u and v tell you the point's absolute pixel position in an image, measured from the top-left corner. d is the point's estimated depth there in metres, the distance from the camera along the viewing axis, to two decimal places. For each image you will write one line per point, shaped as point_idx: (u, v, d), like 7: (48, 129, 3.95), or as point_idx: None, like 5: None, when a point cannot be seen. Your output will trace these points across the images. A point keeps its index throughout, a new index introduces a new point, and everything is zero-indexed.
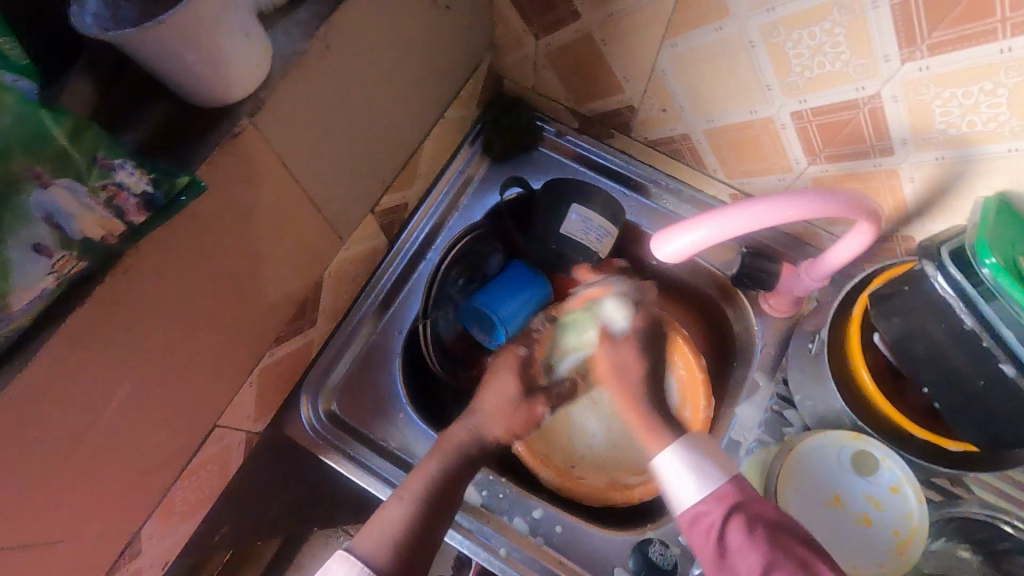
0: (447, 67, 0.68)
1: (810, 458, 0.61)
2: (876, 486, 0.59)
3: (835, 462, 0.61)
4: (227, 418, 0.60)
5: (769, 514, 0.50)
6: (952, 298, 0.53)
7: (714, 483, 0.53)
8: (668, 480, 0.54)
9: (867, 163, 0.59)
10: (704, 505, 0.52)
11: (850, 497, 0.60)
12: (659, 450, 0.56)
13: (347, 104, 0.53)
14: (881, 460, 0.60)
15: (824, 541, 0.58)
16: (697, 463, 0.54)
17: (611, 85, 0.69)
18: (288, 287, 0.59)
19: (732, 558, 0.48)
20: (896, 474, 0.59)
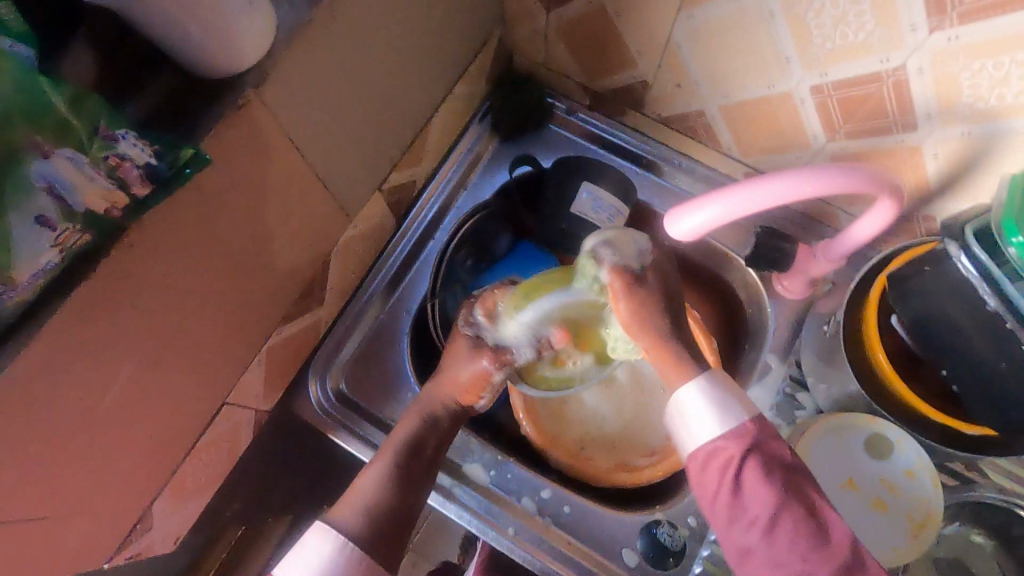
0: (455, 41, 0.67)
1: (825, 440, 0.60)
2: (891, 469, 0.59)
3: (848, 447, 0.60)
4: (236, 394, 0.60)
5: (785, 455, 0.49)
6: (975, 277, 0.51)
7: (733, 421, 0.50)
8: (682, 416, 0.52)
9: (888, 139, 0.58)
10: (722, 441, 0.49)
11: (865, 481, 0.59)
12: (680, 384, 0.52)
13: (353, 77, 0.52)
14: (897, 443, 0.59)
15: None
16: (720, 399, 0.51)
17: (624, 59, 0.68)
18: (295, 266, 0.58)
19: (744, 495, 0.47)
20: (912, 457, 0.58)
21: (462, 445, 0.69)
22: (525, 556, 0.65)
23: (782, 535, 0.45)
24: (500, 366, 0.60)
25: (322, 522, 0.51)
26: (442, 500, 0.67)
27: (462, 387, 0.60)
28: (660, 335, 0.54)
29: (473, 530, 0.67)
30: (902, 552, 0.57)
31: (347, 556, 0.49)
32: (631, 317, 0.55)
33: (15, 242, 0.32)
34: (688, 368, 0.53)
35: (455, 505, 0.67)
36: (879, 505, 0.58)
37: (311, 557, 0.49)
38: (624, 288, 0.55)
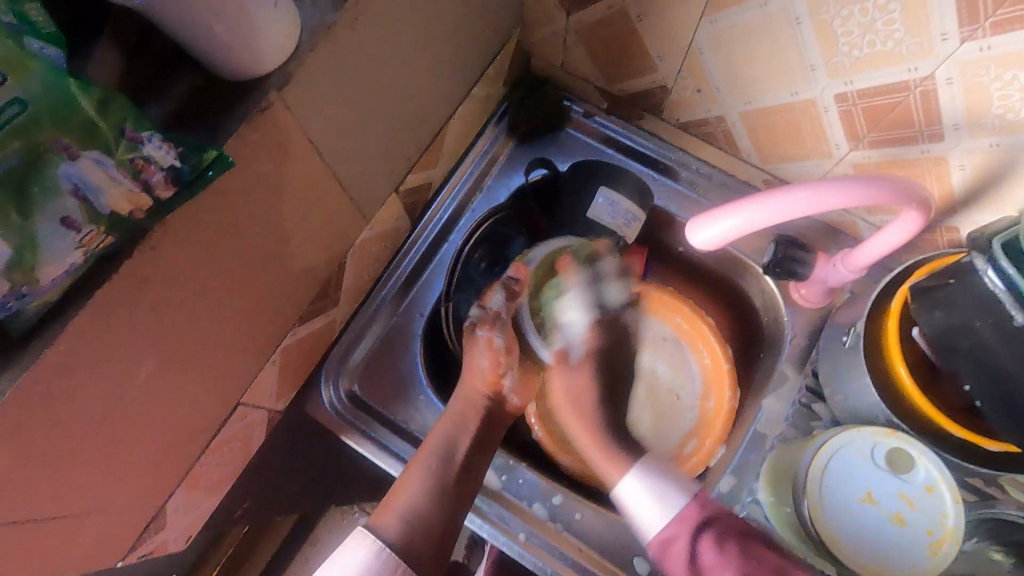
0: (474, 44, 0.66)
1: (842, 454, 0.59)
2: (910, 485, 0.58)
3: (868, 460, 0.59)
4: (250, 395, 0.60)
5: (738, 525, 0.54)
6: (1002, 293, 0.50)
7: (675, 505, 0.55)
8: (632, 510, 0.57)
9: (913, 149, 0.57)
10: (671, 527, 0.54)
11: (883, 496, 0.58)
12: (618, 478, 0.59)
13: (374, 79, 0.52)
14: (916, 458, 0.58)
15: (856, 540, 0.57)
16: (656, 486, 0.57)
17: (644, 63, 0.67)
18: (312, 267, 0.58)
19: (704, 574, 0.51)
20: (932, 472, 0.57)
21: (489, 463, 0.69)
22: (536, 564, 0.64)
23: None
24: (493, 329, 0.67)
25: (362, 530, 0.54)
26: None
27: (487, 379, 0.65)
28: (596, 438, 0.64)
29: (483, 535, 0.66)
30: (922, 568, 0.56)
31: (384, 560, 0.52)
32: (567, 389, 0.68)
33: (40, 241, 0.32)
34: (627, 462, 0.60)
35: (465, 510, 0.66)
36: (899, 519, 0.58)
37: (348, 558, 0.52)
38: (570, 405, 0.67)
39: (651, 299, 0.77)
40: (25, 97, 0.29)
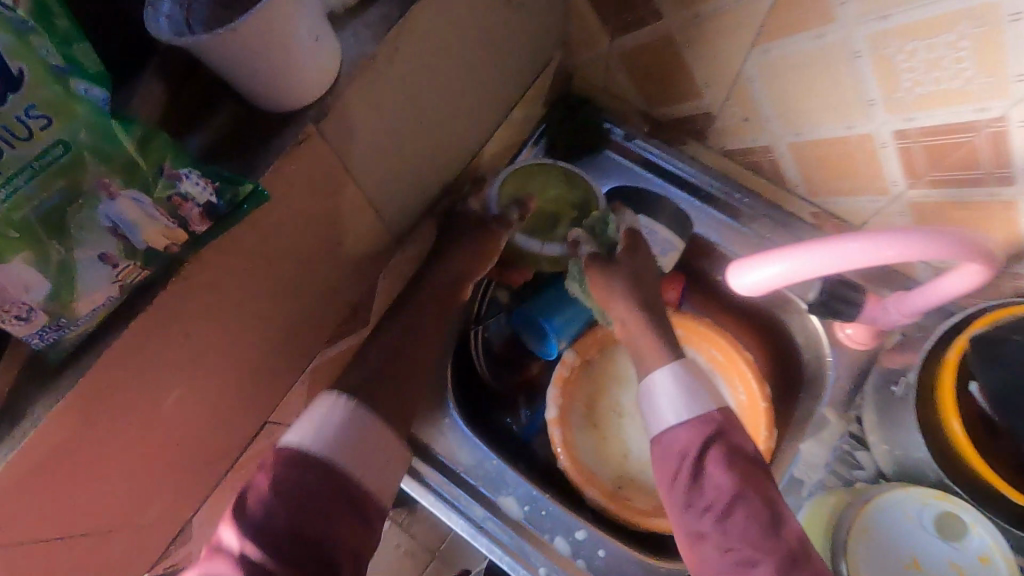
0: (515, 66, 0.65)
1: (885, 514, 0.55)
2: (962, 554, 0.53)
3: (916, 524, 0.54)
4: (278, 414, 0.60)
5: (746, 450, 0.53)
6: None
7: (699, 408, 0.55)
8: (655, 398, 0.57)
9: (979, 191, 0.53)
10: (688, 427, 0.54)
11: (934, 565, 0.53)
12: (655, 367, 0.59)
13: (413, 106, 0.51)
14: (970, 525, 0.53)
15: None
16: (688, 386, 0.57)
17: (689, 89, 0.65)
18: (345, 289, 0.58)
19: (703, 482, 0.51)
20: (986, 542, 0.52)
21: (460, 436, 0.70)
22: None
23: (734, 524, 0.49)
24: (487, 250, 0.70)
25: (329, 393, 0.53)
26: (472, 532, 0.66)
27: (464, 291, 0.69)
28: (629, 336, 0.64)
29: (503, 566, 0.65)
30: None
31: (357, 418, 0.51)
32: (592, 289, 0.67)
33: (77, 275, 0.32)
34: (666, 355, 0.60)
35: (484, 540, 0.66)
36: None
37: (322, 421, 0.51)
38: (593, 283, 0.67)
39: (686, 330, 0.75)
40: (70, 140, 0.30)
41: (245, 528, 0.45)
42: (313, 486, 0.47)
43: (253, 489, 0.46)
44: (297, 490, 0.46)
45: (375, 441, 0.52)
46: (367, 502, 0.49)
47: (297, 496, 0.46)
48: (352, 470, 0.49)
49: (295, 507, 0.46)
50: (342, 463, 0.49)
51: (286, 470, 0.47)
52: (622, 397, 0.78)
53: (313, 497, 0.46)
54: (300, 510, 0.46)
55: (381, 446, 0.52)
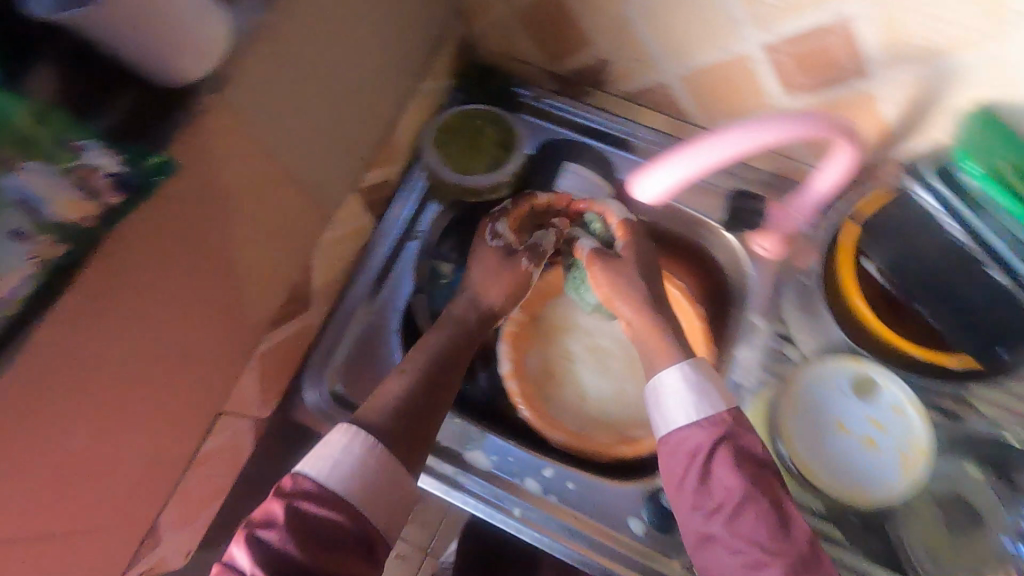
0: (413, 37, 0.67)
1: (812, 390, 0.62)
2: (878, 410, 0.60)
3: (839, 393, 0.62)
4: (232, 404, 0.60)
5: (757, 451, 0.53)
6: (937, 210, 0.55)
7: (707, 408, 0.56)
8: (664, 399, 0.58)
9: (843, 89, 0.59)
10: (696, 429, 0.55)
11: (855, 424, 0.61)
12: (664, 366, 0.60)
13: (314, 77, 0.53)
14: (881, 384, 0.61)
15: (836, 469, 0.60)
16: (696, 386, 0.57)
17: (583, 39, 0.69)
18: (279, 270, 0.59)
19: (711, 481, 0.52)
20: (897, 396, 0.60)
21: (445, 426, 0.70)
22: (532, 534, 0.66)
23: (744, 524, 0.49)
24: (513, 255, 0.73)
25: (347, 424, 0.54)
26: (445, 489, 0.68)
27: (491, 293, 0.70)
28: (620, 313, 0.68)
29: (480, 515, 0.68)
30: (895, 488, 0.59)
31: (377, 457, 0.53)
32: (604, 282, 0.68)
33: None
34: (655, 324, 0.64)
35: (460, 493, 0.68)
36: (872, 444, 0.60)
37: (340, 452, 0.52)
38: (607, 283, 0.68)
39: None
40: None
41: (258, 544, 0.46)
42: (325, 517, 0.48)
43: (268, 512, 0.48)
44: (309, 519, 0.48)
45: (389, 481, 0.53)
46: (372, 535, 0.51)
47: (313, 532, 0.47)
48: (365, 509, 0.51)
49: (309, 536, 0.47)
50: (354, 497, 0.50)
51: (302, 497, 0.49)
52: (571, 343, 0.81)
53: (321, 530, 0.48)
54: (313, 547, 0.47)
55: (392, 487, 0.53)
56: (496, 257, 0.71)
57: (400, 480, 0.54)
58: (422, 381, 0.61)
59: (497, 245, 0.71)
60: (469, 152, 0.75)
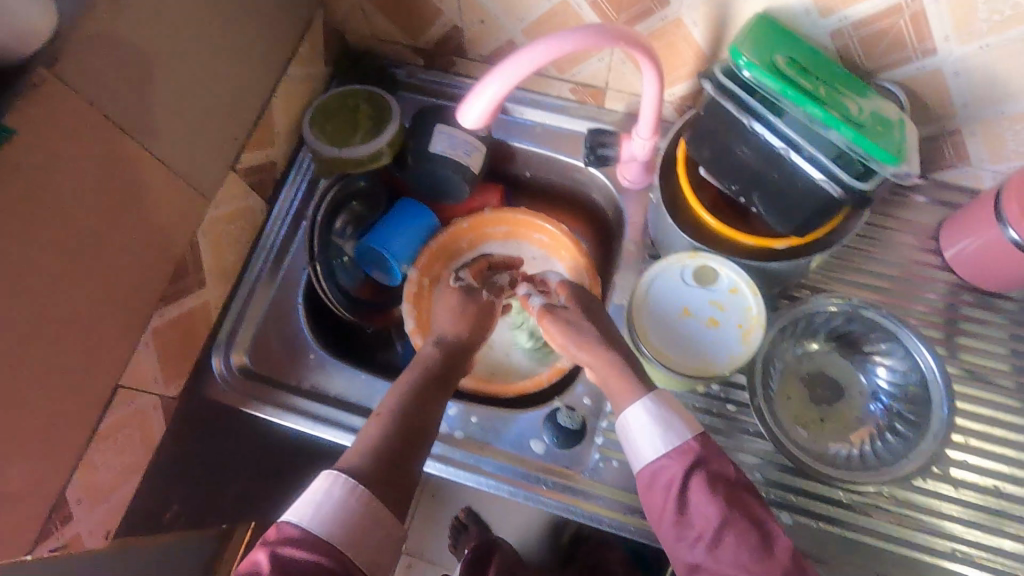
0: (271, 23, 0.73)
1: (658, 284, 0.68)
2: (717, 292, 0.67)
3: (682, 283, 0.68)
4: (129, 377, 0.63)
5: (729, 474, 0.56)
6: (731, 107, 0.58)
7: (676, 439, 0.57)
8: (632, 435, 0.59)
9: (655, 19, 0.65)
10: (669, 462, 0.56)
11: (700, 308, 0.67)
12: (628, 404, 0.60)
13: (157, 59, 0.59)
14: (719, 270, 0.67)
15: (684, 348, 0.66)
16: (662, 419, 0.58)
17: (431, 10, 0.75)
18: (160, 245, 0.63)
19: (688, 512, 0.54)
20: (733, 278, 0.67)
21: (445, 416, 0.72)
22: (442, 468, 0.71)
23: (725, 549, 0.52)
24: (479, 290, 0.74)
25: (328, 468, 0.53)
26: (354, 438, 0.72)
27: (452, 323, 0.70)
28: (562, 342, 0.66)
29: None
30: (738, 355, 0.65)
31: (359, 497, 0.51)
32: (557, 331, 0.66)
33: None
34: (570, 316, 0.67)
35: (440, 464, 0.71)
36: (715, 323, 0.67)
37: (321, 495, 0.50)
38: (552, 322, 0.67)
39: (509, 223, 0.86)
40: None
41: None
42: (308, 563, 0.47)
43: (254, 561, 0.45)
44: (293, 565, 0.46)
45: (371, 522, 0.50)
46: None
47: None
48: (352, 553, 0.49)
49: None
50: (336, 541, 0.48)
51: (284, 542, 0.48)
52: None
53: None
54: None
55: (377, 524, 0.51)
56: (455, 297, 0.73)
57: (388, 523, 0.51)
58: (395, 422, 0.58)
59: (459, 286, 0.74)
60: (346, 127, 0.80)
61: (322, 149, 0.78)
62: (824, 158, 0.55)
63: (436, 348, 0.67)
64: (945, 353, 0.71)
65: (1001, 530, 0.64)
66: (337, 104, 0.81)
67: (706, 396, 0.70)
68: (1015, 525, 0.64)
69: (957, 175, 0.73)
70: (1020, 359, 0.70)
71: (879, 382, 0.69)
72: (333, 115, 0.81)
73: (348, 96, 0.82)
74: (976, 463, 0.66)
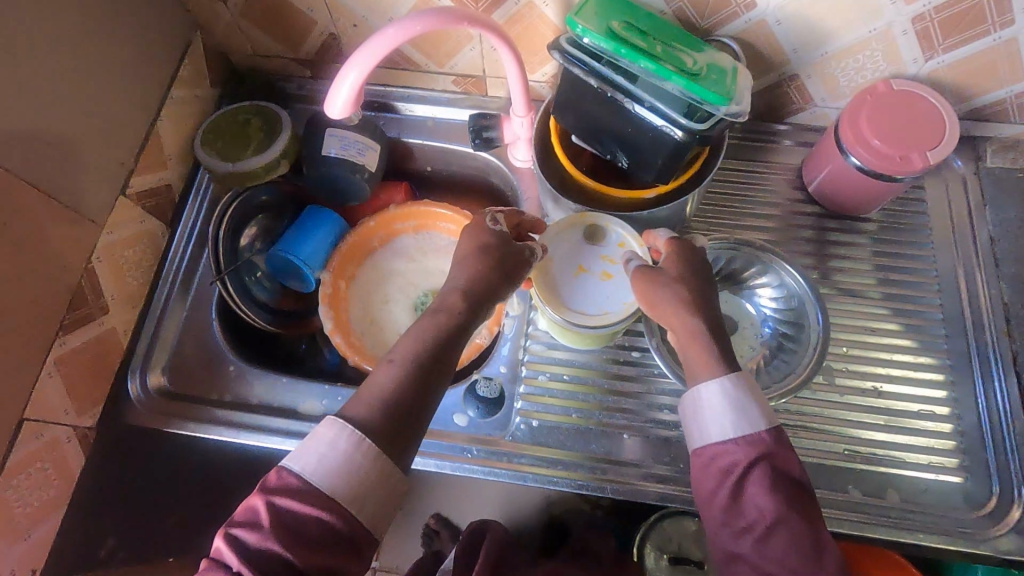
0: (146, 49, 0.74)
1: (556, 244, 0.71)
2: (608, 248, 0.70)
3: (575, 242, 0.71)
4: (35, 410, 0.63)
5: (793, 471, 0.55)
6: (581, 73, 0.63)
7: (750, 429, 0.57)
8: (703, 412, 0.59)
9: (510, 4, 0.70)
10: (736, 447, 0.57)
11: (592, 263, 0.70)
12: (704, 379, 0.60)
13: (22, 91, 0.59)
14: (607, 226, 0.70)
15: (583, 303, 0.68)
16: (737, 404, 0.58)
17: (305, 21, 0.78)
18: (51, 275, 0.63)
19: (743, 500, 0.54)
20: (620, 233, 0.70)
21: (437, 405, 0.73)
22: None
23: (773, 545, 0.51)
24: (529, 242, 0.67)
25: (336, 419, 0.54)
26: (283, 440, 0.73)
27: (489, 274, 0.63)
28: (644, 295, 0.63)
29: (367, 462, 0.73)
30: (632, 302, 0.67)
31: (364, 450, 0.52)
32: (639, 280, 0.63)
33: None
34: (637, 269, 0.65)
35: None
36: (608, 276, 0.70)
37: (327, 448, 0.52)
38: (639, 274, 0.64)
39: (416, 217, 0.88)
40: None
41: (243, 541, 0.49)
42: (305, 514, 0.50)
43: (250, 506, 0.50)
44: (288, 513, 0.50)
45: (377, 473, 0.53)
46: (356, 531, 0.51)
47: (299, 527, 0.49)
48: (357, 507, 0.51)
49: (293, 534, 0.49)
50: (337, 495, 0.51)
51: (285, 492, 0.51)
52: (390, 290, 0.89)
53: (303, 526, 0.49)
54: (303, 542, 0.49)
55: (380, 478, 0.53)
56: (487, 237, 0.65)
57: (386, 469, 0.53)
58: (396, 398, 0.56)
59: (495, 230, 0.66)
60: (238, 143, 0.82)
61: (217, 165, 0.80)
62: (666, 109, 0.61)
63: (459, 295, 0.62)
64: (820, 277, 0.77)
65: (887, 424, 0.70)
66: (227, 122, 0.83)
67: (611, 347, 0.77)
68: (898, 420, 0.70)
69: (809, 116, 0.80)
70: (884, 273, 0.77)
71: (765, 311, 0.77)
72: (223, 132, 0.82)
73: (237, 113, 0.83)
74: (857, 369, 0.72)
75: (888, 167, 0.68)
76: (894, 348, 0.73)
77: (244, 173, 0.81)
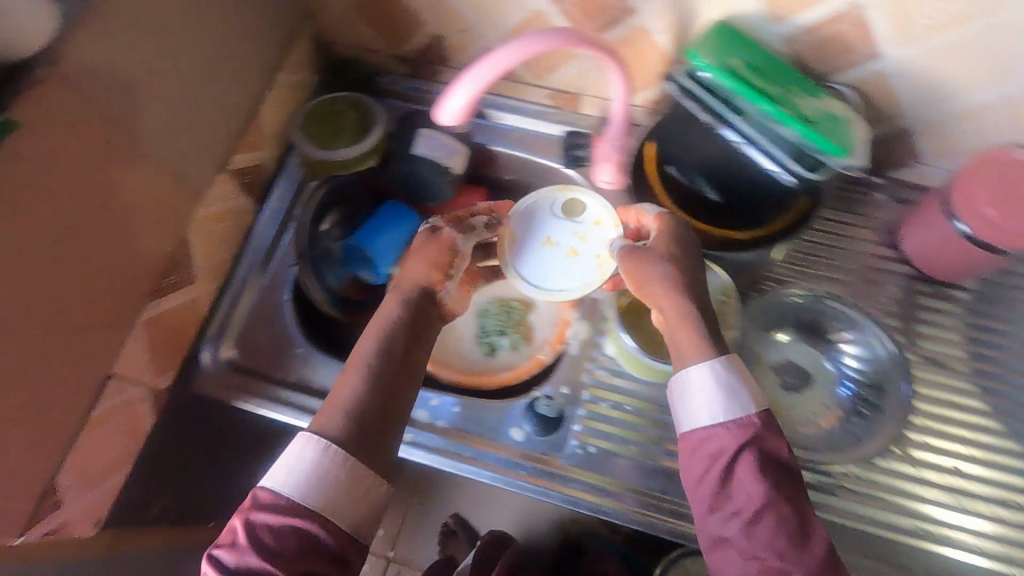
0: (261, 32, 0.76)
1: (527, 208, 0.72)
2: (581, 224, 0.71)
3: (550, 213, 0.72)
4: (121, 367, 0.65)
5: (781, 456, 0.53)
6: (694, 105, 0.62)
7: (739, 411, 0.54)
8: (691, 392, 0.56)
9: (624, 27, 0.69)
10: (726, 429, 0.54)
11: (561, 237, 0.71)
12: (694, 360, 0.57)
13: (157, 62, 0.62)
14: (584, 204, 0.72)
15: (541, 272, 0.70)
16: (727, 385, 0.55)
17: (415, 20, 0.79)
18: (152, 240, 0.66)
19: (733, 486, 0.51)
20: (598, 211, 0.71)
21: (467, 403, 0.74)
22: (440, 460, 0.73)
23: (760, 532, 0.49)
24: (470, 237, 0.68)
25: (304, 432, 0.54)
26: None
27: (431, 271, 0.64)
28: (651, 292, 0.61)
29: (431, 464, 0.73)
30: (588, 283, 0.68)
31: (333, 457, 0.52)
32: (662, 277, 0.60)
33: None
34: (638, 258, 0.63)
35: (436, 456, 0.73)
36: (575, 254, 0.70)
37: (295, 460, 0.52)
38: (644, 269, 0.61)
39: None
40: None
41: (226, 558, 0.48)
42: (285, 528, 0.49)
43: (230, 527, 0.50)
44: (265, 526, 0.49)
45: (350, 484, 0.52)
46: (343, 546, 0.51)
47: (280, 541, 0.48)
48: (336, 517, 0.51)
49: (272, 547, 0.48)
50: (313, 507, 0.50)
51: (261, 508, 0.50)
52: None
53: (285, 537, 0.49)
54: (285, 556, 0.48)
55: (359, 488, 0.52)
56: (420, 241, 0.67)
57: (369, 478, 0.53)
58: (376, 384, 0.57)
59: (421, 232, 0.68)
60: (331, 133, 0.84)
61: (312, 152, 0.82)
62: (780, 155, 0.60)
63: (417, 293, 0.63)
64: (904, 341, 0.74)
65: (963, 506, 0.67)
66: (324, 112, 0.85)
67: None
68: (974, 503, 0.67)
69: (911, 174, 0.77)
70: (973, 346, 0.74)
71: (845, 370, 0.75)
72: (320, 121, 0.84)
73: (335, 104, 0.85)
74: (934, 444, 0.69)
75: (1000, 238, 0.64)
76: (976, 426, 0.70)
77: (338, 163, 0.82)
